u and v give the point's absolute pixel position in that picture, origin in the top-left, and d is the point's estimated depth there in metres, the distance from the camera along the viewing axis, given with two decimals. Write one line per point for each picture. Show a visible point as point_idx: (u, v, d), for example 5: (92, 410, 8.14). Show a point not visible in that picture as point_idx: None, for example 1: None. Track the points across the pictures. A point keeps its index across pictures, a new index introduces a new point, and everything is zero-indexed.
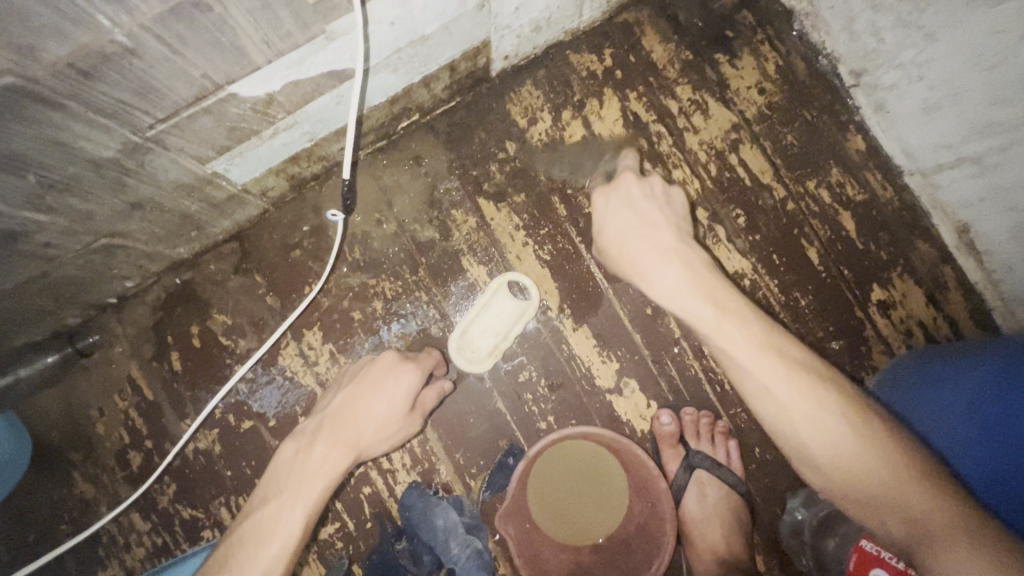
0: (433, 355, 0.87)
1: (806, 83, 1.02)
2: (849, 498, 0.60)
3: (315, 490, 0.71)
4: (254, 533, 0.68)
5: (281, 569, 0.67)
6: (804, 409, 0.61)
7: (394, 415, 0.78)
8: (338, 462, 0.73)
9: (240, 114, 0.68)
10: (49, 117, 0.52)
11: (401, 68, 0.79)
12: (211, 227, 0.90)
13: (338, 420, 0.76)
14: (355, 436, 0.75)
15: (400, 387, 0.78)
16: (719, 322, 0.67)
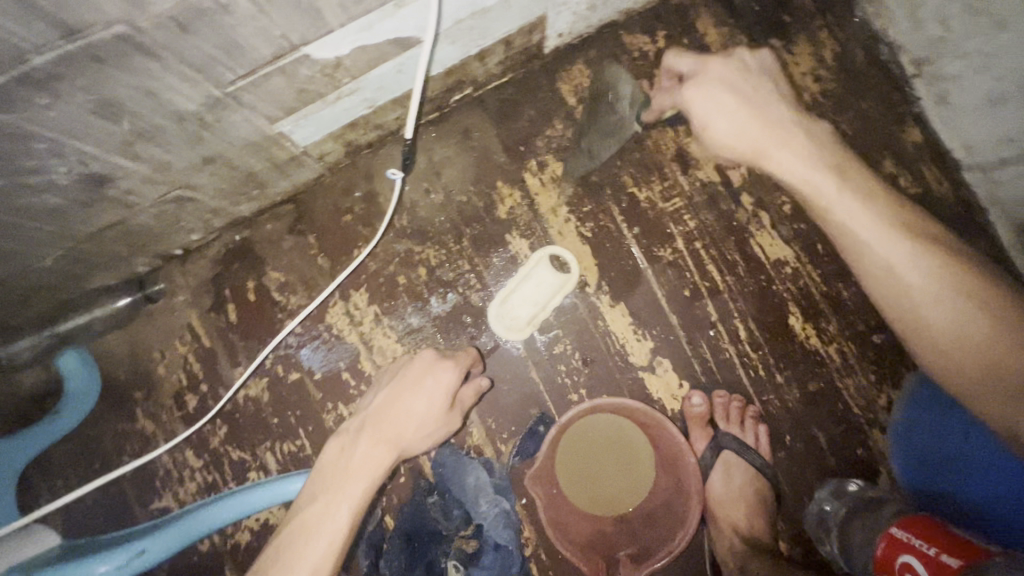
0: (471, 354, 0.90)
1: (863, 71, 1.00)
2: (943, 364, 0.62)
3: (360, 488, 0.73)
4: (302, 532, 0.70)
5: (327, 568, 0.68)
6: (912, 278, 0.62)
7: (433, 413, 0.80)
8: (381, 459, 0.75)
9: (310, 76, 0.72)
10: (147, 67, 0.57)
11: (461, 39, 0.82)
12: (271, 187, 0.95)
13: (380, 418, 0.79)
14: (395, 434, 0.78)
15: (439, 385, 0.81)
16: (840, 191, 0.66)
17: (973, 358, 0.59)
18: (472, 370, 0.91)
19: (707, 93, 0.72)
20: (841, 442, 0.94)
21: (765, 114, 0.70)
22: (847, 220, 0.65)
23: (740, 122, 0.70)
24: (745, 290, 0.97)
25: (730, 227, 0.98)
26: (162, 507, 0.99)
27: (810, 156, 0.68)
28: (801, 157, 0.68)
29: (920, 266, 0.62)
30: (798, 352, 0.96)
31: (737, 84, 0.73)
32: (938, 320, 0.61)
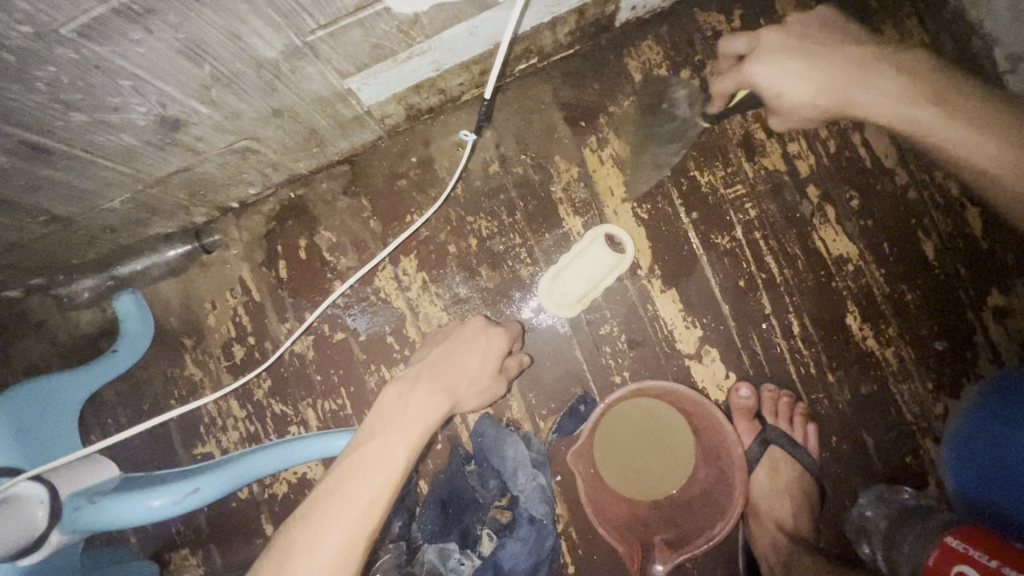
0: (517, 326, 0.91)
1: (951, 65, 0.95)
2: None
3: (419, 430, 0.74)
4: (362, 464, 0.69)
5: (386, 501, 0.67)
6: None
7: (486, 371, 0.83)
8: (440, 406, 0.76)
9: (386, 31, 0.71)
10: (236, 8, 0.57)
11: (536, 5, 0.80)
12: (331, 146, 0.95)
13: (437, 369, 0.80)
14: (451, 384, 0.79)
15: (492, 347, 0.84)
16: None
17: None
18: (516, 346, 0.92)
19: (764, 66, 0.89)
20: (891, 449, 0.92)
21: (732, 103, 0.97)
22: None
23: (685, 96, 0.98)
24: (802, 285, 0.95)
25: (793, 219, 0.95)
26: (205, 452, 1.02)
27: None
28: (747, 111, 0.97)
29: None
30: (853, 353, 0.93)
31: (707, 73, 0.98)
32: None
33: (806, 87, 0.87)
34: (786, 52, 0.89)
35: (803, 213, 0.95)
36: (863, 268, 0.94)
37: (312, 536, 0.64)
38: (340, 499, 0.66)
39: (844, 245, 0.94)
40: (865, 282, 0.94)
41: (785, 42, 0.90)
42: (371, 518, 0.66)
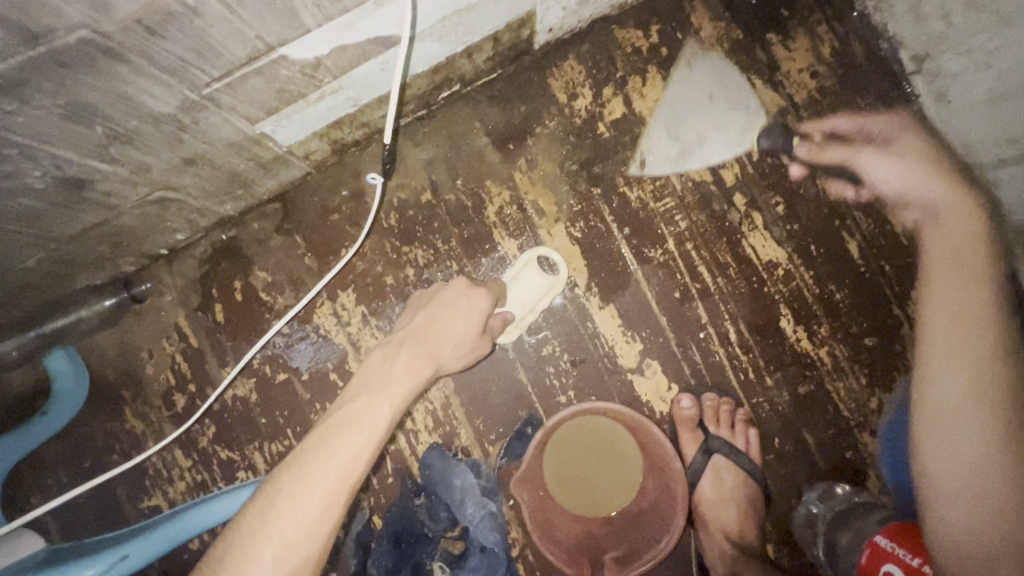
0: (496, 290, 0.89)
1: (862, 68, 0.97)
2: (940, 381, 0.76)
3: (402, 391, 0.71)
4: (348, 421, 0.67)
5: (368, 456, 0.65)
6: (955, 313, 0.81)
7: (471, 333, 0.80)
8: (423, 369, 0.74)
9: (289, 76, 0.70)
10: (117, 71, 0.55)
11: (445, 37, 0.80)
12: (257, 186, 0.94)
13: (422, 334, 0.78)
14: (435, 348, 0.77)
15: (475, 308, 0.81)
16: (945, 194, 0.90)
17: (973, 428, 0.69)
18: (500, 313, 0.89)
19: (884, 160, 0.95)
20: (831, 446, 0.94)
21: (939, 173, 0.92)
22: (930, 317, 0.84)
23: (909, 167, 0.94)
24: (736, 292, 0.96)
25: (722, 227, 0.97)
26: (152, 506, 0.99)
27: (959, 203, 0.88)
28: (885, 167, 0.95)
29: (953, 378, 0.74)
30: (789, 356, 0.95)
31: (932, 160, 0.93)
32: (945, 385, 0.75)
33: (893, 168, 0.95)
34: (909, 159, 0.94)
35: (731, 221, 0.97)
36: (792, 271, 0.96)
37: (295, 486, 0.61)
38: (316, 456, 0.63)
39: (773, 251, 0.96)
40: (796, 285, 0.96)
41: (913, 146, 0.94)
42: (354, 471, 0.63)
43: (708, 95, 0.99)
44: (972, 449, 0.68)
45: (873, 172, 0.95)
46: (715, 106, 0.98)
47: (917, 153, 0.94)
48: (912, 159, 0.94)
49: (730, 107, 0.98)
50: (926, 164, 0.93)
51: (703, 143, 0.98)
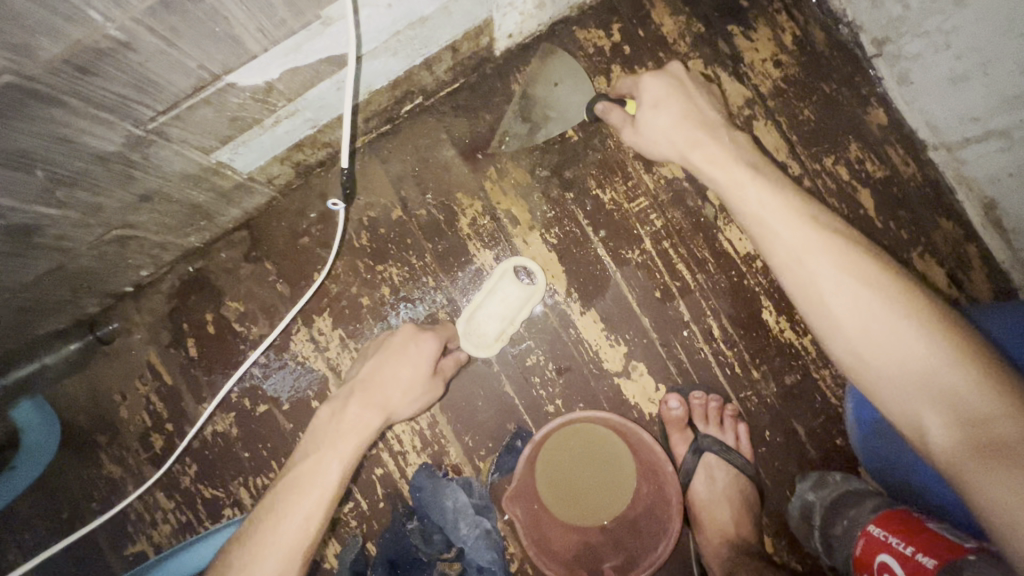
0: (450, 329, 0.89)
1: (824, 54, 0.97)
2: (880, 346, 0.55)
3: (352, 449, 0.73)
4: (295, 489, 0.69)
5: (319, 521, 0.67)
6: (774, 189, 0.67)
7: (421, 378, 0.80)
8: (370, 420, 0.75)
9: (240, 103, 0.68)
10: (51, 113, 0.53)
11: (401, 51, 0.78)
12: (220, 215, 0.91)
13: (369, 385, 0.78)
14: (384, 397, 0.77)
15: (424, 352, 0.81)
16: (708, 149, 0.75)
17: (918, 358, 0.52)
18: (451, 345, 0.89)
19: (653, 128, 0.80)
20: (821, 434, 0.94)
21: (707, 123, 0.79)
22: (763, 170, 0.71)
23: (678, 133, 0.78)
24: (716, 287, 0.96)
25: (698, 223, 0.96)
26: (136, 552, 0.96)
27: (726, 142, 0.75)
28: (677, 126, 0.79)
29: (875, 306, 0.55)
30: (774, 347, 0.95)
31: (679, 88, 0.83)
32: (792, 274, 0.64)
33: (659, 136, 0.80)
34: (681, 115, 0.79)
35: (706, 217, 0.96)
36: (771, 262, 0.96)
37: (246, 561, 0.64)
38: (271, 522, 0.67)
39: (750, 243, 0.96)
40: (775, 276, 0.96)
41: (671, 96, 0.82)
42: (304, 540, 0.66)
43: (574, 39, 0.98)
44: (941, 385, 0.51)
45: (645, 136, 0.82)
46: (575, 40, 0.98)
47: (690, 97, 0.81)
48: (700, 115, 0.79)
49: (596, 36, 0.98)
50: (701, 88, 0.86)
51: (572, 74, 0.96)
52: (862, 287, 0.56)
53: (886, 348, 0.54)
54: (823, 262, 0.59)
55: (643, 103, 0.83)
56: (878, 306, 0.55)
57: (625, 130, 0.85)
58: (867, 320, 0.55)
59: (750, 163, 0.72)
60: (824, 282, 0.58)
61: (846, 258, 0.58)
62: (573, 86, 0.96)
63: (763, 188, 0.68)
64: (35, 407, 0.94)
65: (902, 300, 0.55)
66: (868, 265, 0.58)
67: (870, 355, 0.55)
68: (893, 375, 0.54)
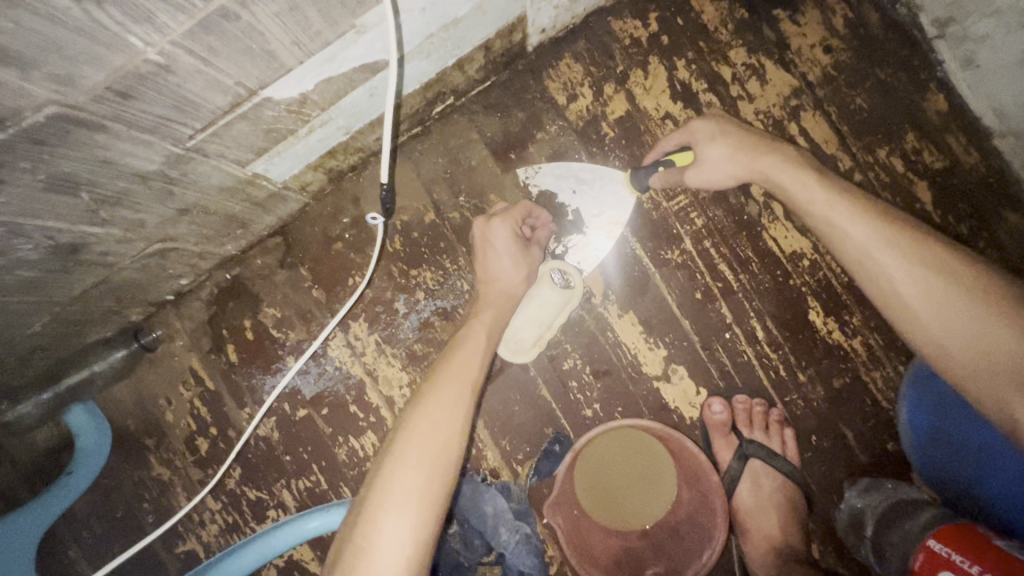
0: (524, 206, 0.88)
1: (878, 37, 0.91)
2: (932, 302, 0.61)
3: (490, 316, 0.82)
4: (457, 347, 0.78)
5: (477, 369, 0.76)
6: (836, 217, 0.69)
7: (523, 262, 0.85)
8: (507, 295, 0.84)
9: (275, 116, 0.67)
10: (96, 138, 0.52)
11: (434, 53, 0.76)
12: (255, 223, 0.91)
13: (489, 284, 0.85)
14: (503, 291, 0.84)
15: (509, 240, 0.85)
16: (767, 158, 0.76)
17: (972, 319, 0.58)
18: (530, 216, 0.89)
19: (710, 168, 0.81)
20: (872, 438, 0.90)
21: (748, 141, 0.79)
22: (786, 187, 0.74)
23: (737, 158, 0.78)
24: (760, 288, 0.92)
25: (740, 221, 0.92)
26: (187, 550, 0.99)
27: (749, 149, 0.78)
28: (715, 167, 0.81)
29: (917, 274, 0.62)
30: (821, 350, 0.91)
31: (742, 138, 0.79)
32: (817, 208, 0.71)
33: (716, 177, 0.81)
34: (729, 154, 0.79)
35: (749, 214, 0.92)
36: (818, 261, 0.92)
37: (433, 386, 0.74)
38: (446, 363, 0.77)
39: (796, 241, 0.92)
40: (822, 275, 0.92)
41: (739, 137, 0.79)
42: (473, 374, 0.75)
43: (573, 188, 0.94)
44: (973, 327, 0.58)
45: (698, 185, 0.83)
46: (585, 195, 0.94)
47: (739, 130, 0.80)
48: (746, 137, 0.79)
49: (600, 188, 0.94)
50: (747, 140, 0.79)
51: (599, 233, 0.94)
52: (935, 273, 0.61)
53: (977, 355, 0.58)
54: (896, 258, 0.64)
55: (697, 161, 0.82)
56: (962, 303, 0.59)
57: (684, 177, 0.84)
58: (947, 301, 0.60)
59: (799, 180, 0.73)
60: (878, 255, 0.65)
61: (909, 241, 0.64)
62: (598, 190, 0.94)
63: (830, 198, 0.70)
64: (107, 440, 0.99)
65: (938, 258, 0.62)
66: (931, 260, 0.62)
67: (931, 328, 0.61)
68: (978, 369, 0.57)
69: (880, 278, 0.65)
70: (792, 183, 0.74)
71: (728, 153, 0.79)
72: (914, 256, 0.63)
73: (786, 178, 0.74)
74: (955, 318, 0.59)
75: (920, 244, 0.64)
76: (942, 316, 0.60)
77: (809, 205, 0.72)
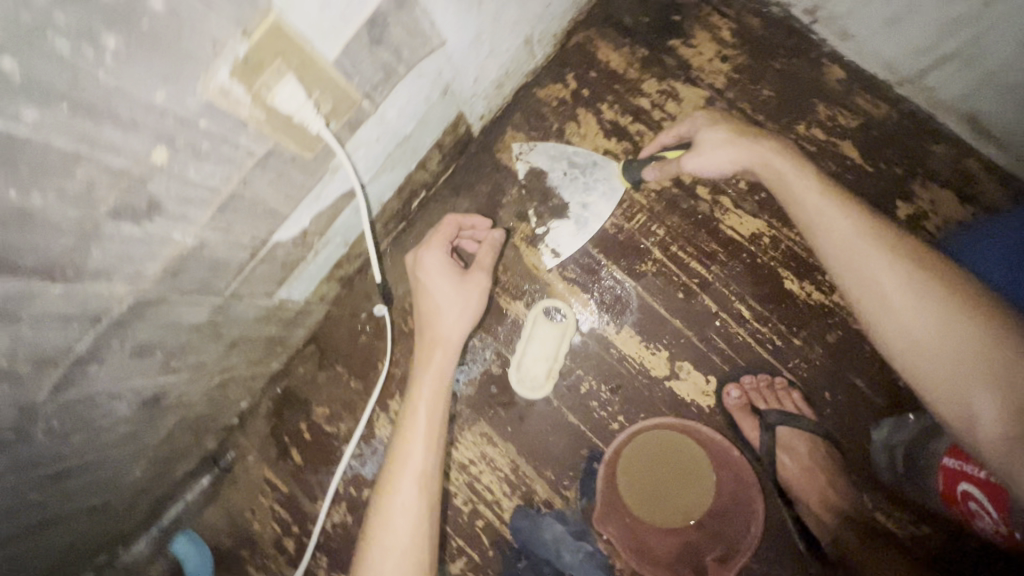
0: (449, 225, 0.97)
1: (764, 36, 1.05)
2: (905, 308, 0.65)
3: (437, 371, 0.89)
4: (416, 411, 0.86)
5: (435, 441, 0.85)
6: (832, 216, 0.73)
7: (455, 290, 0.91)
8: (450, 336, 0.90)
9: (286, 251, 0.83)
10: (160, 310, 0.69)
11: (398, 164, 0.92)
12: (290, 338, 1.07)
13: (425, 319, 0.92)
14: (440, 328, 0.90)
15: (433, 271, 0.92)
16: (766, 160, 0.82)
17: (934, 328, 0.63)
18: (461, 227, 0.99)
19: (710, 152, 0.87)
20: (882, 380, 0.96)
21: (747, 133, 0.86)
22: (790, 185, 0.79)
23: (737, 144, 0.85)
24: (733, 273, 1.01)
25: (697, 221, 1.03)
26: None
27: (743, 148, 0.84)
28: (713, 154, 0.86)
29: (898, 280, 0.66)
30: (806, 313, 0.99)
31: (741, 130, 0.86)
32: (813, 205, 0.76)
33: (716, 161, 0.86)
34: (729, 138, 0.86)
35: (703, 213, 1.03)
36: (777, 236, 1.01)
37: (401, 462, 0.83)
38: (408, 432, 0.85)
39: (751, 224, 1.02)
40: (784, 247, 1.01)
41: (733, 126, 0.87)
42: (426, 452, 0.83)
43: (562, 168, 1.07)
44: (937, 330, 0.63)
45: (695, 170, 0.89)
46: (574, 176, 1.07)
47: (733, 122, 0.89)
48: (742, 127, 0.87)
49: (589, 173, 1.07)
50: (743, 130, 0.86)
51: (587, 210, 1.06)
52: (913, 283, 0.66)
53: (942, 356, 0.63)
54: (880, 258, 0.68)
55: (695, 148, 0.89)
56: (932, 312, 0.64)
57: (682, 163, 0.89)
58: (921, 307, 0.65)
59: (797, 179, 0.79)
60: (867, 259, 0.69)
61: (896, 250, 0.69)
62: (584, 174, 1.07)
63: (827, 197, 0.75)
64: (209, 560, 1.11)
65: (919, 268, 0.67)
66: (915, 268, 0.67)
67: (905, 323, 0.65)
68: (939, 366, 0.63)
69: (863, 281, 0.69)
70: (795, 181, 0.79)
71: (730, 139, 0.86)
72: (893, 264, 0.67)
73: (791, 177, 0.79)
74: (919, 323, 0.64)
75: (909, 259, 0.68)
76: (912, 321, 0.65)
77: (803, 207, 0.77)
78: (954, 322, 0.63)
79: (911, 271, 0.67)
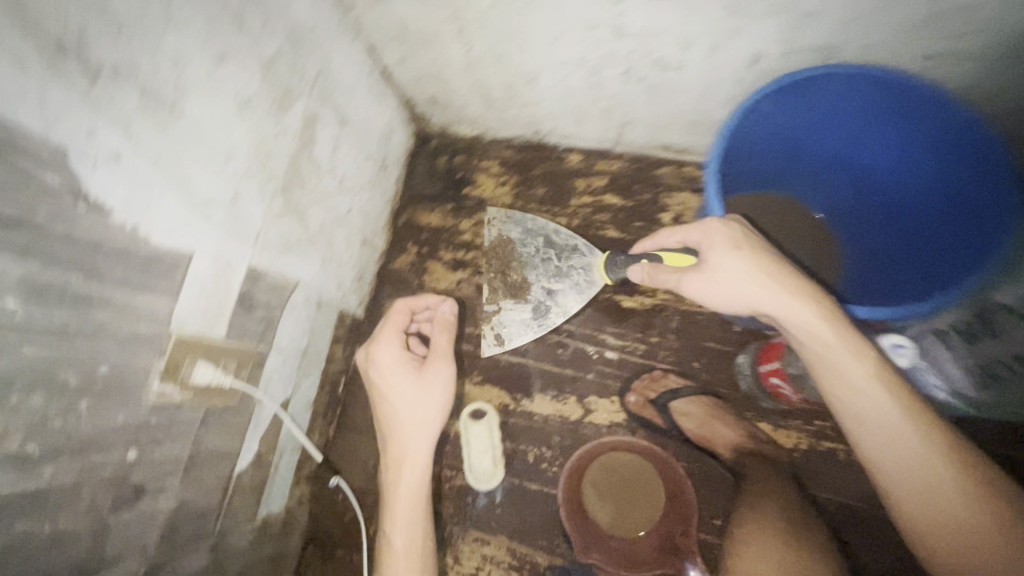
0: (400, 314, 1.18)
1: (520, 158, 1.45)
2: (882, 433, 0.83)
3: (413, 458, 1.10)
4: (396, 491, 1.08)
5: (422, 513, 1.08)
6: (810, 324, 0.84)
7: (416, 382, 1.12)
8: (424, 421, 1.11)
9: (251, 476, 1.04)
10: (169, 568, 0.87)
11: (310, 369, 1.19)
12: (288, 547, 1.22)
13: (388, 418, 1.12)
14: (411, 416, 1.11)
15: (392, 366, 1.12)
16: (767, 284, 0.84)
17: (936, 482, 0.80)
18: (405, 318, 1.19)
19: (724, 286, 0.87)
20: (723, 334, 1.24)
21: (760, 255, 0.86)
22: (769, 297, 0.84)
23: (739, 281, 0.85)
24: (586, 315, 1.29)
25: None
26: None
27: (749, 266, 0.85)
28: (719, 287, 0.87)
29: (913, 438, 0.81)
30: (648, 315, 1.27)
31: (757, 259, 0.85)
32: (796, 316, 0.84)
33: (725, 289, 0.87)
34: (753, 269, 0.85)
35: None
36: None
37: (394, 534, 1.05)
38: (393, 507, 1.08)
39: None
40: None
41: (739, 243, 0.87)
42: (413, 523, 1.07)
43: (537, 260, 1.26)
44: (933, 474, 0.80)
45: (702, 294, 0.90)
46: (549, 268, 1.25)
47: (755, 247, 0.87)
48: (768, 256, 0.86)
49: (564, 264, 1.25)
50: (769, 265, 0.85)
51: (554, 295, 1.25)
52: (915, 433, 0.81)
53: (932, 502, 0.80)
54: (896, 415, 0.81)
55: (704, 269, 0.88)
56: (928, 471, 0.80)
57: (684, 283, 0.91)
58: (924, 458, 0.80)
59: (789, 292, 0.84)
60: (854, 377, 0.83)
61: (909, 400, 0.82)
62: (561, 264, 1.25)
63: (806, 306, 0.83)
64: None
65: (920, 419, 0.81)
66: (908, 413, 0.81)
67: (906, 460, 0.81)
68: (909, 481, 0.82)
69: (849, 392, 0.84)
70: (775, 301, 0.84)
71: (755, 262, 0.85)
72: (890, 408, 0.82)
73: (771, 296, 0.84)
74: (916, 471, 0.81)
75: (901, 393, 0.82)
76: (891, 443, 0.82)
77: (793, 313, 0.84)
78: (936, 466, 0.79)
79: (916, 420, 0.81)
